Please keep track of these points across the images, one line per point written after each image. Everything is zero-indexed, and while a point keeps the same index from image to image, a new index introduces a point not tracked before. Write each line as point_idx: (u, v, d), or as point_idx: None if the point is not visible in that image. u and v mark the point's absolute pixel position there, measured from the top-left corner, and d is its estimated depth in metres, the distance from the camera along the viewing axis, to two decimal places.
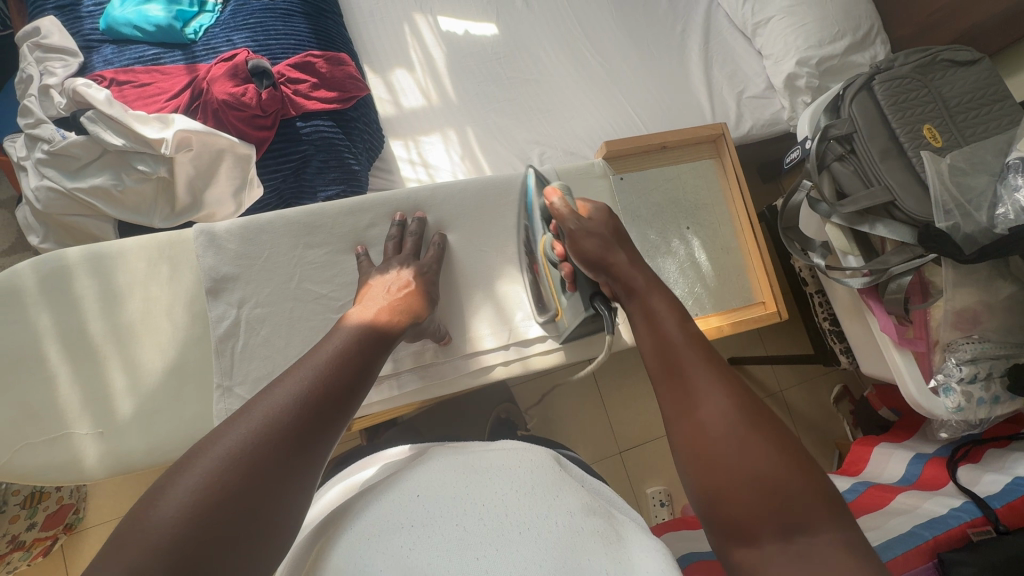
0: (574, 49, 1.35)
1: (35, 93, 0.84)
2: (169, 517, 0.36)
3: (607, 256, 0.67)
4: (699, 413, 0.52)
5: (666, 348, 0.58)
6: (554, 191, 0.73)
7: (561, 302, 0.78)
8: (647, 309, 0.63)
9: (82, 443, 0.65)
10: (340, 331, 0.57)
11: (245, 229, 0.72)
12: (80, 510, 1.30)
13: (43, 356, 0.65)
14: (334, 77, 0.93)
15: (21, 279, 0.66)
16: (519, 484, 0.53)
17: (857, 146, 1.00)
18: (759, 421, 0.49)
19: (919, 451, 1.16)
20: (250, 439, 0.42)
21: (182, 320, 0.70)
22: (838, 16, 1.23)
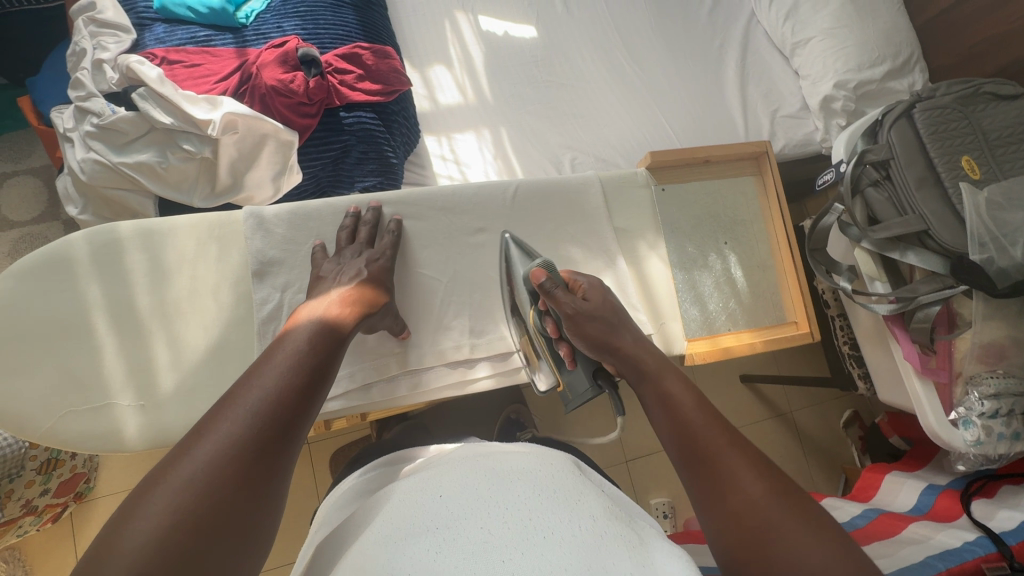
0: (610, 56, 1.36)
1: (87, 67, 0.85)
2: (134, 543, 0.38)
3: (612, 338, 0.66)
4: (731, 502, 0.49)
5: (687, 429, 0.56)
6: (538, 269, 0.69)
7: (561, 377, 0.74)
8: (660, 391, 0.60)
9: (123, 415, 0.65)
10: (294, 332, 0.59)
11: (294, 215, 0.73)
12: (90, 480, 1.32)
13: (90, 326, 0.66)
14: (379, 70, 0.94)
15: (73, 248, 0.67)
16: (543, 489, 0.53)
17: (893, 173, 1.00)
18: (793, 505, 0.47)
19: (931, 482, 1.16)
20: (205, 461, 0.44)
21: (227, 300, 0.71)
22: (878, 42, 1.23)
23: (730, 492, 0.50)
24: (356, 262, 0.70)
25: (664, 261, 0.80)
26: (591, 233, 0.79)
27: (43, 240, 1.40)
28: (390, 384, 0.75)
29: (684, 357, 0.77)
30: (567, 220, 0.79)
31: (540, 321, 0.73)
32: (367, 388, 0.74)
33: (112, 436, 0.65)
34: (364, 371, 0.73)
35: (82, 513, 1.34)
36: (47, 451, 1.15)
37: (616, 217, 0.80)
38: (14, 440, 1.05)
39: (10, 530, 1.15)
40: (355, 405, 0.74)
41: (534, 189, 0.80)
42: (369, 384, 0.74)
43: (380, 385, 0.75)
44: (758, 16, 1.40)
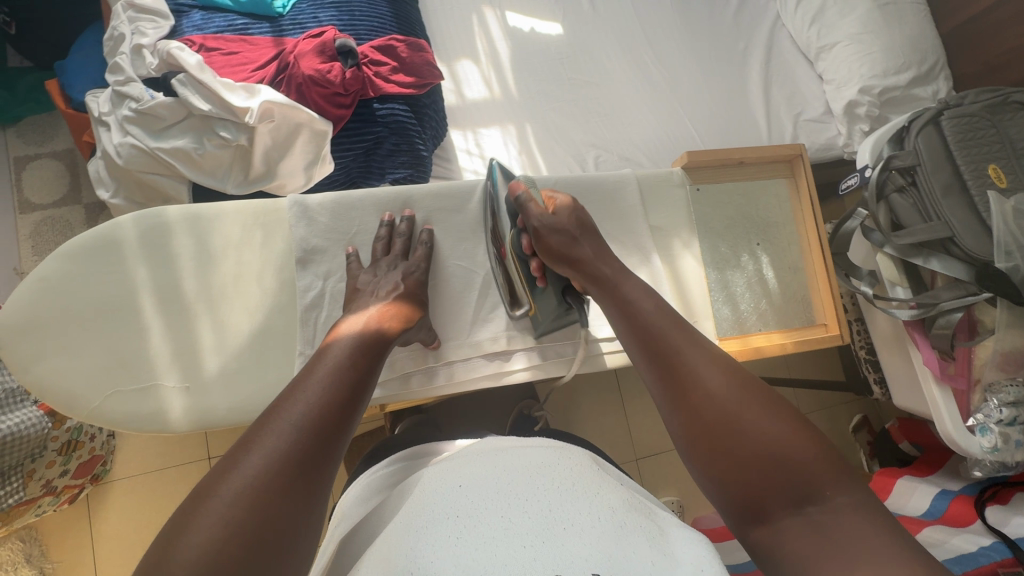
0: (635, 56, 1.36)
1: (127, 51, 0.86)
2: (194, 553, 0.39)
3: (573, 250, 0.69)
4: (695, 396, 0.55)
5: (651, 336, 0.61)
6: (517, 183, 0.73)
7: (533, 299, 0.75)
8: (626, 307, 0.65)
9: (168, 396, 0.66)
10: (335, 346, 0.60)
11: (336, 204, 0.74)
12: (108, 462, 1.33)
13: (138, 308, 0.67)
14: (413, 63, 0.94)
15: (122, 230, 0.68)
16: (562, 482, 0.53)
17: (919, 179, 1.01)
18: (752, 395, 0.53)
19: (944, 487, 1.16)
20: (254, 472, 0.45)
21: (271, 286, 0.71)
22: (904, 48, 1.23)
23: (695, 389, 0.55)
24: (392, 275, 0.71)
25: (697, 259, 0.80)
26: (627, 230, 0.79)
27: (65, 223, 1.40)
28: (426, 375, 0.76)
29: None
30: (603, 216, 0.78)
31: (516, 240, 0.74)
32: (403, 377, 0.75)
33: (157, 417, 0.65)
34: (400, 360, 0.74)
35: (98, 495, 1.34)
36: (68, 432, 1.16)
37: (652, 216, 0.80)
38: (40, 419, 1.06)
39: (30, 510, 1.16)
40: (389, 393, 0.75)
41: (573, 185, 0.78)
42: (406, 373, 0.75)
43: (416, 375, 0.76)
44: (783, 19, 1.41)
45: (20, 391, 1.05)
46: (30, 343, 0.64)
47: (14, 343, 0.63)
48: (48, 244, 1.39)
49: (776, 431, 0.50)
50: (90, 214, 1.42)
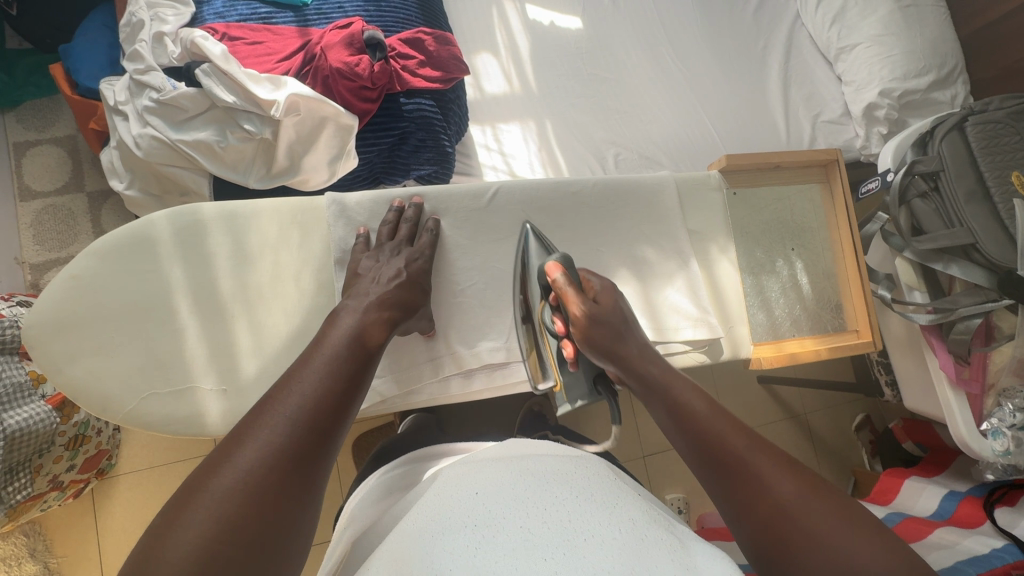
0: (654, 52, 1.35)
1: (147, 39, 0.83)
2: (182, 552, 0.39)
3: (618, 347, 0.62)
4: (756, 502, 0.48)
5: (700, 432, 0.54)
6: (554, 264, 0.67)
7: (559, 377, 0.70)
8: (670, 395, 0.58)
9: (205, 399, 0.65)
10: (330, 334, 0.57)
11: (375, 203, 0.72)
12: (113, 456, 1.30)
13: (174, 309, 0.65)
14: (440, 57, 0.92)
15: (156, 228, 0.66)
16: (581, 490, 0.49)
17: (943, 185, 1.01)
18: (826, 505, 0.46)
19: (952, 488, 1.18)
20: (247, 468, 0.44)
21: (309, 288, 0.70)
22: (925, 51, 1.23)
23: (757, 489, 0.49)
24: (395, 261, 0.66)
25: (733, 263, 0.80)
26: (666, 234, 0.78)
27: (68, 212, 1.36)
28: (465, 377, 0.75)
29: (749, 361, 0.79)
30: (640, 219, 0.78)
31: (548, 316, 0.69)
32: (442, 381, 0.74)
33: (193, 419, 0.64)
34: (437, 364, 0.73)
35: (103, 490, 1.31)
36: (76, 427, 1.12)
37: (689, 221, 0.79)
38: (47, 414, 1.02)
39: (35, 505, 1.13)
40: (428, 397, 0.74)
41: (611, 188, 0.77)
42: (445, 377, 0.74)
43: (455, 378, 0.74)
44: (803, 19, 1.40)
45: (26, 385, 1.01)
46: (63, 343, 0.62)
47: (45, 344, 0.62)
48: (50, 232, 1.35)
49: (860, 545, 0.43)
50: (93, 202, 1.38)
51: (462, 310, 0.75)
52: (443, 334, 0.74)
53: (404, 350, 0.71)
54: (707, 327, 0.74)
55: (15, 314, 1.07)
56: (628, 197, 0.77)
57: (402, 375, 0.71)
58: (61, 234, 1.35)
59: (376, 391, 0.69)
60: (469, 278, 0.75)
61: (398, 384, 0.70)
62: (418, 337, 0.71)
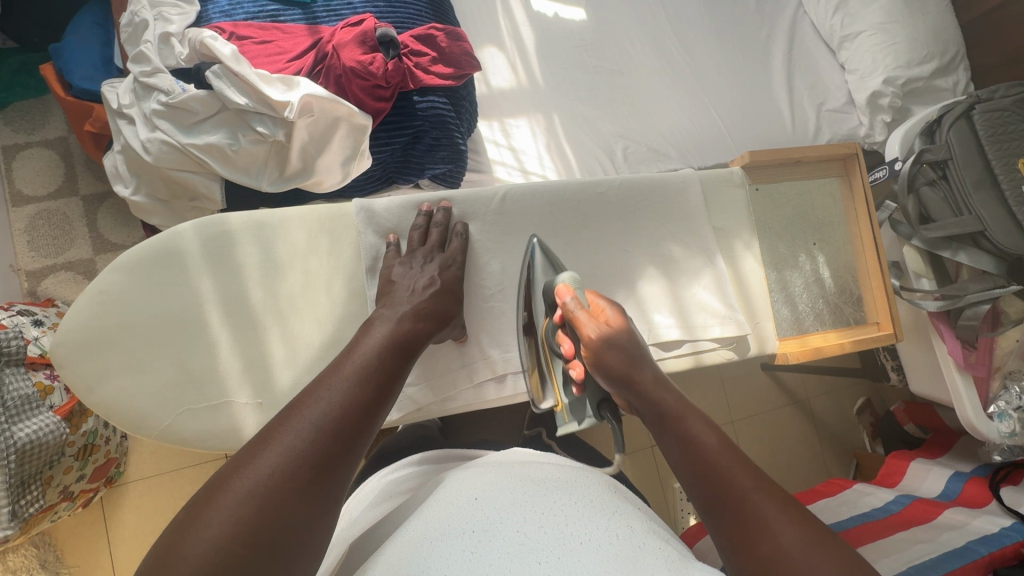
0: (659, 42, 1.34)
1: (152, 40, 0.81)
2: (199, 550, 0.38)
3: (632, 372, 0.59)
4: (761, 546, 0.43)
5: (706, 466, 0.50)
6: (564, 287, 0.65)
7: (562, 397, 0.69)
8: (681, 431, 0.53)
9: (240, 412, 0.64)
10: (363, 344, 0.56)
11: (403, 207, 0.71)
12: (121, 464, 1.24)
13: (205, 322, 0.64)
14: (452, 53, 0.90)
15: (183, 239, 0.65)
16: (581, 498, 0.49)
17: (951, 173, 1.02)
18: (832, 559, 0.41)
19: (957, 469, 1.21)
20: (269, 469, 0.43)
21: (340, 296, 0.69)
22: (927, 39, 1.24)
23: (762, 532, 0.44)
24: (428, 269, 0.66)
25: (757, 259, 0.81)
26: (692, 231, 0.78)
27: (62, 217, 1.32)
28: (499, 381, 0.74)
29: (775, 355, 0.79)
30: (666, 217, 0.77)
31: (553, 337, 0.68)
32: (477, 386, 0.74)
33: (230, 433, 0.64)
34: (470, 369, 0.73)
35: (112, 498, 1.27)
36: (85, 436, 1.07)
37: (714, 217, 0.80)
38: (54, 427, 0.97)
39: (45, 517, 1.08)
40: (461, 402, 0.73)
41: (637, 186, 0.77)
42: (480, 383, 0.73)
43: (489, 384, 0.74)
44: (806, 7, 1.40)
45: (34, 397, 0.97)
46: (93, 359, 0.62)
47: (75, 362, 0.62)
48: (44, 237, 1.31)
49: None
50: (89, 206, 1.34)
51: (492, 314, 0.74)
52: (474, 340, 0.73)
53: (437, 356, 0.71)
54: (735, 325, 0.74)
55: (16, 324, 1.04)
56: (655, 195, 0.77)
57: (435, 381, 0.71)
58: (57, 239, 1.31)
59: (411, 398, 0.70)
60: (499, 280, 0.74)
61: (433, 391, 0.71)
62: (450, 344, 0.71)
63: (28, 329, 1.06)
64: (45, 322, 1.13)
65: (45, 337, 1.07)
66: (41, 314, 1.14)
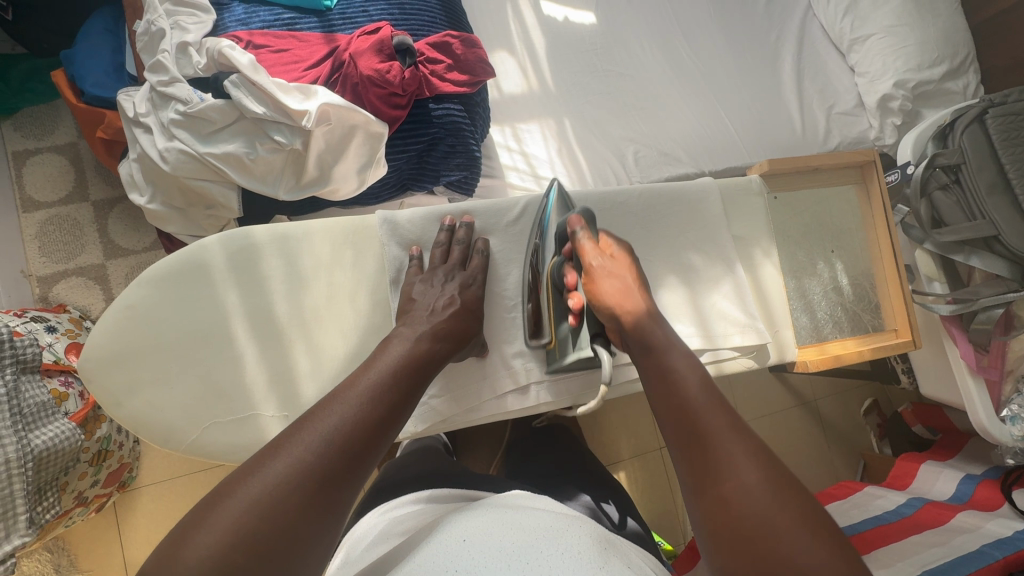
0: (668, 45, 1.34)
1: (170, 49, 0.81)
2: (197, 556, 0.39)
3: (628, 300, 0.61)
4: (723, 485, 0.46)
5: (683, 409, 0.52)
6: (576, 218, 0.67)
7: (556, 330, 0.68)
8: (661, 367, 0.56)
9: (267, 424, 0.65)
10: (379, 362, 0.56)
11: (425, 219, 0.72)
12: (134, 468, 1.24)
13: (231, 335, 0.65)
14: (467, 60, 0.90)
15: (207, 252, 0.65)
16: (569, 548, 0.47)
17: (964, 177, 1.03)
18: (792, 503, 0.43)
19: (969, 472, 1.22)
20: (273, 482, 0.43)
21: (364, 307, 0.69)
22: (938, 41, 1.23)
23: (725, 475, 0.46)
24: (448, 287, 0.66)
25: (777, 267, 0.81)
26: (712, 240, 0.78)
27: (73, 222, 1.32)
28: (522, 392, 0.74)
29: (794, 363, 0.79)
30: (686, 227, 0.78)
31: (558, 270, 0.67)
32: (499, 397, 0.74)
33: (258, 446, 0.64)
34: (492, 380, 0.73)
35: (124, 504, 1.26)
36: (99, 442, 1.07)
37: (733, 225, 0.80)
38: (71, 433, 0.93)
39: (60, 523, 1.08)
40: (482, 412, 0.73)
41: (657, 195, 0.77)
42: (501, 394, 0.73)
43: (511, 394, 0.74)
44: (815, 9, 1.40)
45: (50, 403, 0.94)
46: (117, 373, 0.62)
47: (102, 374, 0.62)
48: (56, 243, 1.31)
49: (816, 553, 0.40)
50: (100, 211, 1.34)
51: (512, 324, 0.75)
52: (495, 351, 0.74)
53: (459, 367, 0.72)
54: (756, 334, 0.74)
55: (30, 331, 1.04)
56: (675, 203, 0.77)
57: (458, 391, 0.71)
58: (68, 245, 1.31)
59: (435, 409, 0.70)
60: (518, 290, 0.75)
61: (456, 401, 0.71)
62: (473, 356, 0.71)
63: (42, 336, 1.07)
64: (58, 328, 1.13)
65: (58, 343, 1.07)
66: (54, 320, 1.14)
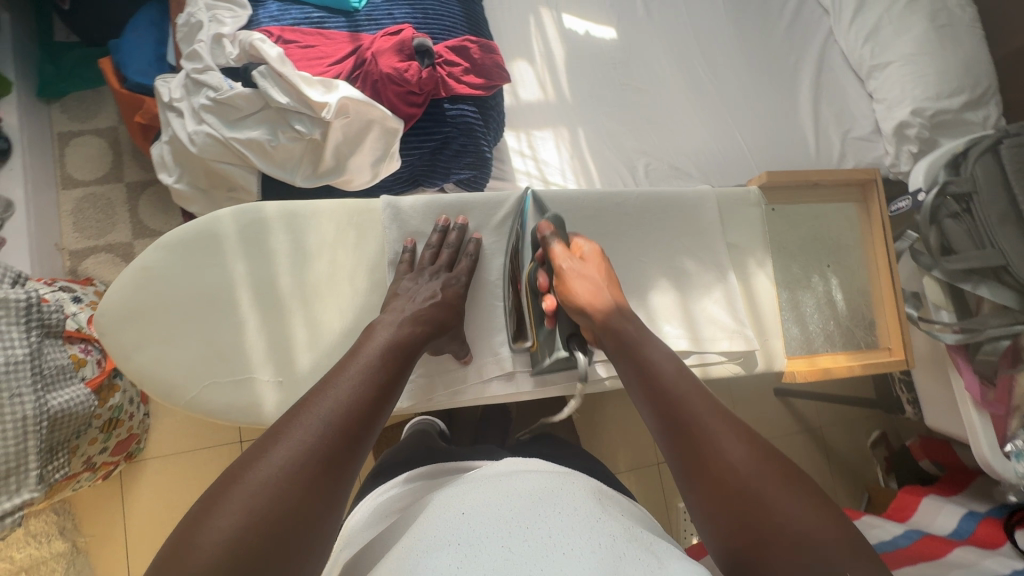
0: (686, 63, 1.37)
1: (206, 40, 0.87)
2: (215, 540, 0.40)
3: (598, 301, 0.66)
4: (716, 463, 0.50)
5: (667, 401, 0.56)
6: (545, 223, 0.72)
7: (535, 333, 0.73)
8: (642, 364, 0.60)
9: (263, 389, 0.68)
10: (364, 347, 0.58)
11: (430, 206, 0.76)
12: (141, 441, 1.28)
13: (236, 302, 0.69)
14: (484, 65, 0.94)
15: (221, 223, 0.69)
16: (561, 506, 0.50)
17: (974, 206, 1.02)
18: (775, 468, 0.49)
19: (971, 509, 1.18)
20: (278, 466, 0.45)
21: (362, 286, 0.73)
22: (959, 71, 1.23)
23: (714, 457, 0.51)
24: (431, 284, 0.69)
25: (770, 278, 0.82)
26: (706, 247, 0.80)
27: (106, 201, 1.40)
28: (506, 379, 0.76)
29: (782, 373, 0.80)
30: (682, 232, 0.80)
31: (532, 273, 0.73)
32: (485, 383, 0.76)
33: (252, 410, 0.67)
34: (480, 366, 0.76)
35: (130, 474, 1.30)
36: (110, 410, 1.11)
37: (729, 233, 0.82)
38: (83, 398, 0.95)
39: (68, 485, 1.12)
40: (469, 397, 0.76)
41: (654, 200, 0.79)
42: (488, 380, 0.76)
43: (496, 380, 0.76)
44: (836, 35, 1.41)
45: (69, 367, 0.97)
46: (128, 332, 0.66)
47: (115, 332, 0.66)
48: (89, 220, 1.38)
49: (804, 515, 0.46)
50: (132, 192, 1.41)
51: (497, 314, 0.77)
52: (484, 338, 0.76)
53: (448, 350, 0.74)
54: (743, 340, 0.76)
55: (57, 299, 1.10)
56: (672, 211, 0.80)
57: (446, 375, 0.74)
58: (100, 222, 1.38)
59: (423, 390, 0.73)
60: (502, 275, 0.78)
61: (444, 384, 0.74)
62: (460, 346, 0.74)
63: (68, 304, 1.12)
64: (83, 299, 1.19)
65: (83, 313, 1.13)
66: (80, 291, 1.20)
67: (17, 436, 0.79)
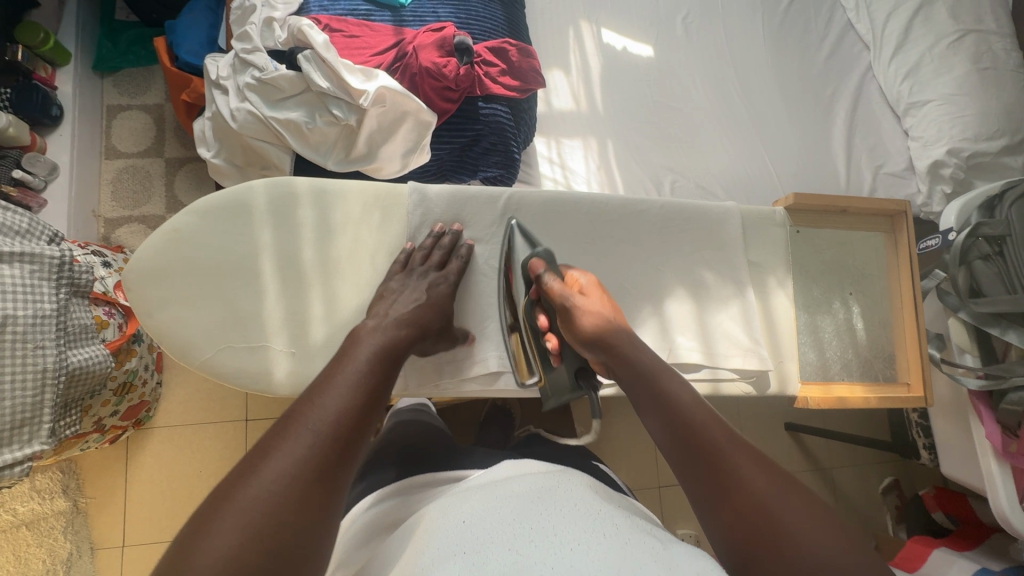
0: (721, 85, 1.37)
1: (257, 23, 0.91)
2: (214, 555, 0.40)
3: (606, 334, 0.66)
4: (737, 492, 0.50)
5: (684, 428, 0.56)
6: (538, 260, 0.70)
7: (544, 373, 0.72)
8: (657, 391, 0.61)
9: (276, 358, 0.70)
10: (352, 353, 0.58)
11: (453, 197, 0.77)
12: (151, 409, 1.30)
13: (258, 270, 0.71)
14: (521, 68, 0.96)
15: (253, 194, 0.71)
16: (564, 499, 0.50)
17: (1008, 250, 1.00)
18: (794, 497, 0.49)
19: (983, 565, 1.13)
20: (271, 480, 0.44)
21: (382, 267, 0.75)
22: (1001, 114, 1.20)
23: (734, 484, 0.51)
24: (420, 285, 0.70)
25: (789, 297, 0.82)
26: (726, 262, 0.81)
27: (144, 173, 1.44)
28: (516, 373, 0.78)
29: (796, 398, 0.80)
30: (703, 245, 0.80)
31: (530, 311, 0.71)
32: (492, 374, 0.78)
33: (263, 377, 0.70)
34: (488, 356, 0.77)
35: (136, 441, 1.32)
36: (125, 373, 1.12)
37: (751, 251, 0.82)
38: (103, 357, 0.95)
39: (76, 445, 1.14)
40: (477, 386, 0.78)
41: (678, 210, 0.79)
42: (496, 372, 0.78)
43: (504, 373, 0.78)
44: (874, 70, 1.41)
45: (91, 328, 0.99)
46: (153, 290, 0.68)
47: (141, 289, 0.68)
48: (127, 190, 1.43)
49: (824, 539, 0.46)
50: (170, 167, 1.46)
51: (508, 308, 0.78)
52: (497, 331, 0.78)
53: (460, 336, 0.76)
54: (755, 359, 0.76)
55: (88, 262, 1.13)
56: (696, 222, 0.80)
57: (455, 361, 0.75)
58: (137, 193, 1.43)
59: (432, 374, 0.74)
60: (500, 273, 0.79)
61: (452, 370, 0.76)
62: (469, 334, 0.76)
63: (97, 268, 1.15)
64: (113, 265, 1.22)
65: (111, 278, 1.16)
66: (110, 256, 1.24)
67: (35, 386, 0.78)
